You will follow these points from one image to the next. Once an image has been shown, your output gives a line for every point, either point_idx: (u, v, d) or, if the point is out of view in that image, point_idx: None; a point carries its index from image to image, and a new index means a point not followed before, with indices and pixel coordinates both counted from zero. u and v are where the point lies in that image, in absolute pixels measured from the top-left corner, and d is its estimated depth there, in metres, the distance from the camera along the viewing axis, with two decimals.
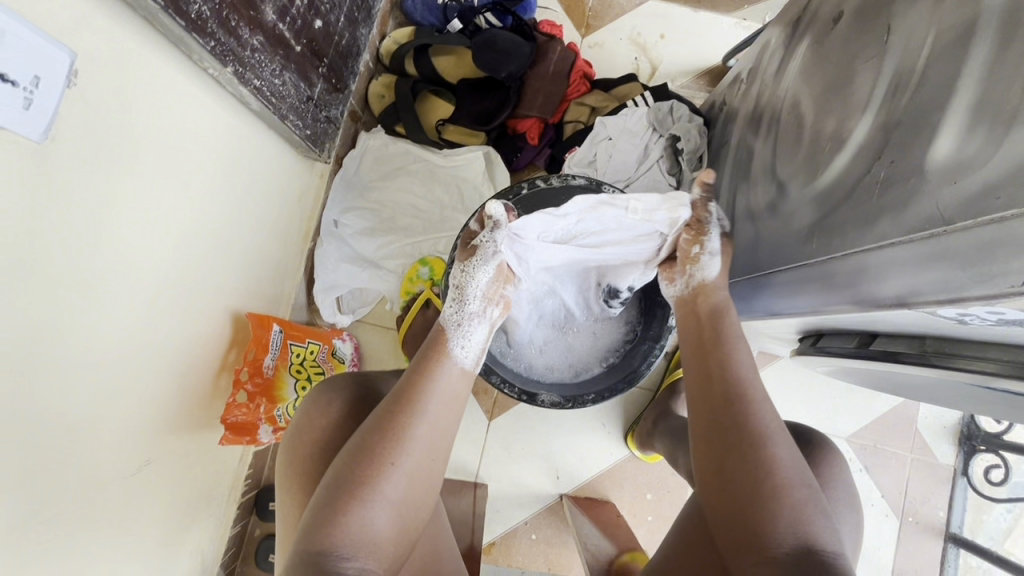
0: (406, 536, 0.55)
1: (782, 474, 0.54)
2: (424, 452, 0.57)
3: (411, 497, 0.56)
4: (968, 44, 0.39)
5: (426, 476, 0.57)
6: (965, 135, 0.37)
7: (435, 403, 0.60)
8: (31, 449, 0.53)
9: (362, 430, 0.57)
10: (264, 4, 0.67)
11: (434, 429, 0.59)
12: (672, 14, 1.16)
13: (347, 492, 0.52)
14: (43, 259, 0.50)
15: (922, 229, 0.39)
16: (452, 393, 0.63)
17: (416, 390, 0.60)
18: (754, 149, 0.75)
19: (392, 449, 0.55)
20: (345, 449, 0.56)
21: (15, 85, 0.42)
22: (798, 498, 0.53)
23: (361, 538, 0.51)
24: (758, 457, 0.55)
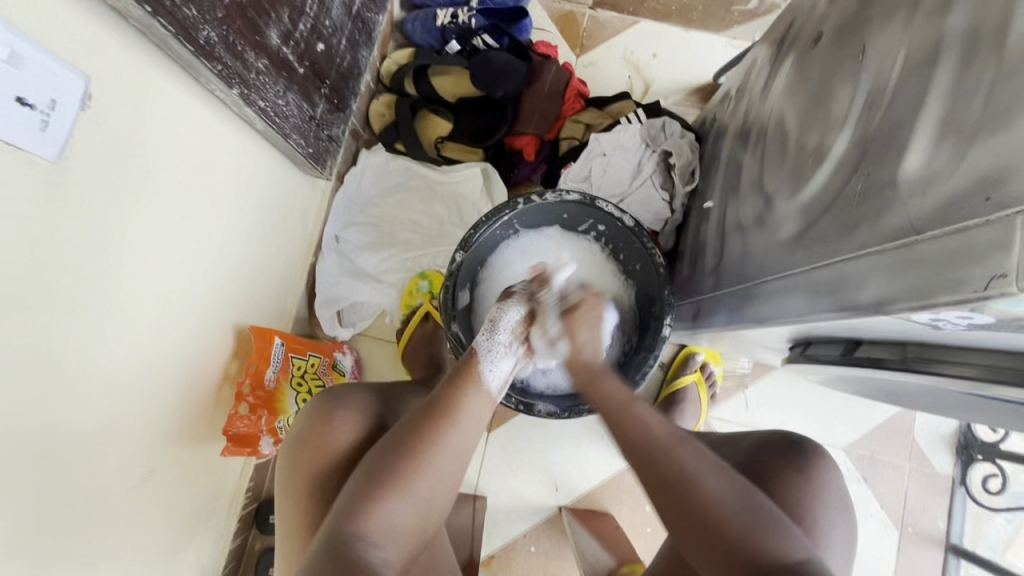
0: (426, 533, 0.57)
1: (731, 516, 0.53)
2: (457, 457, 0.58)
3: (435, 501, 0.57)
4: (935, 63, 0.41)
5: (453, 481, 0.58)
6: (933, 149, 0.39)
7: (474, 412, 0.60)
8: (38, 459, 0.54)
9: (400, 428, 0.58)
10: (269, 29, 0.70)
11: (468, 436, 0.59)
12: (664, 34, 1.19)
13: (380, 486, 0.54)
14: (55, 273, 0.52)
15: (895, 238, 0.41)
16: (490, 400, 0.63)
17: (462, 398, 0.60)
18: (743, 164, 0.77)
19: (429, 449, 0.56)
20: (382, 444, 0.58)
21: (33, 109, 0.44)
22: (765, 535, 0.52)
23: (387, 531, 0.53)
24: (701, 504, 0.53)
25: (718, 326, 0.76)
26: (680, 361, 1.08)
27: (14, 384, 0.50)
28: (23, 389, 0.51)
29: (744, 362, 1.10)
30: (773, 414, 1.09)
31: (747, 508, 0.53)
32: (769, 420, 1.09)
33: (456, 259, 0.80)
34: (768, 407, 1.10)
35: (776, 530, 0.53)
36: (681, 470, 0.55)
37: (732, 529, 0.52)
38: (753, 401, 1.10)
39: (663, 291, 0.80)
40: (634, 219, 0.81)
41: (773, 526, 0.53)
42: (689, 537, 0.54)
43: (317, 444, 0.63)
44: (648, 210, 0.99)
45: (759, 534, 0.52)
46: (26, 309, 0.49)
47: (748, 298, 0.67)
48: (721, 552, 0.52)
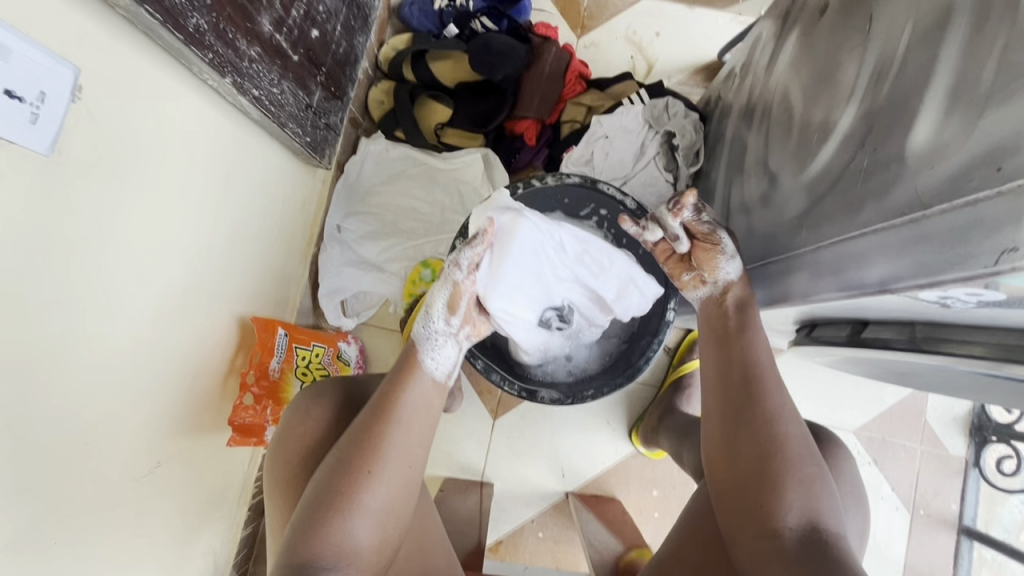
0: (386, 545, 0.57)
1: (793, 451, 0.55)
2: (402, 463, 0.58)
3: (394, 495, 0.57)
4: (946, 28, 0.39)
5: (405, 487, 0.58)
6: (942, 119, 0.37)
7: (410, 416, 0.60)
8: (45, 451, 0.55)
9: (340, 447, 0.58)
10: (260, 16, 0.68)
11: (409, 440, 0.60)
12: (667, 11, 1.16)
13: (326, 509, 0.54)
14: (51, 265, 0.51)
15: (902, 214, 0.39)
16: (427, 404, 0.63)
17: (396, 392, 0.62)
18: (748, 142, 0.75)
19: (370, 462, 0.56)
20: (324, 466, 0.57)
21: (21, 101, 0.44)
22: (807, 474, 0.54)
23: (341, 552, 0.53)
24: (768, 432, 0.56)
25: None
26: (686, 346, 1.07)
27: (17, 377, 0.50)
28: (27, 382, 0.51)
29: None
30: None
31: (806, 455, 0.55)
32: None
33: (456, 246, 0.80)
34: None
35: (819, 481, 0.54)
36: (772, 406, 0.58)
37: (781, 461, 0.55)
38: None
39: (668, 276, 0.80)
40: (635, 203, 0.81)
41: (818, 474, 0.54)
42: (735, 455, 0.58)
43: (287, 449, 0.64)
44: (653, 192, 0.97)
45: (805, 472, 0.54)
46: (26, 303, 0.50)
47: (752, 281, 0.66)
48: (755, 472, 0.55)
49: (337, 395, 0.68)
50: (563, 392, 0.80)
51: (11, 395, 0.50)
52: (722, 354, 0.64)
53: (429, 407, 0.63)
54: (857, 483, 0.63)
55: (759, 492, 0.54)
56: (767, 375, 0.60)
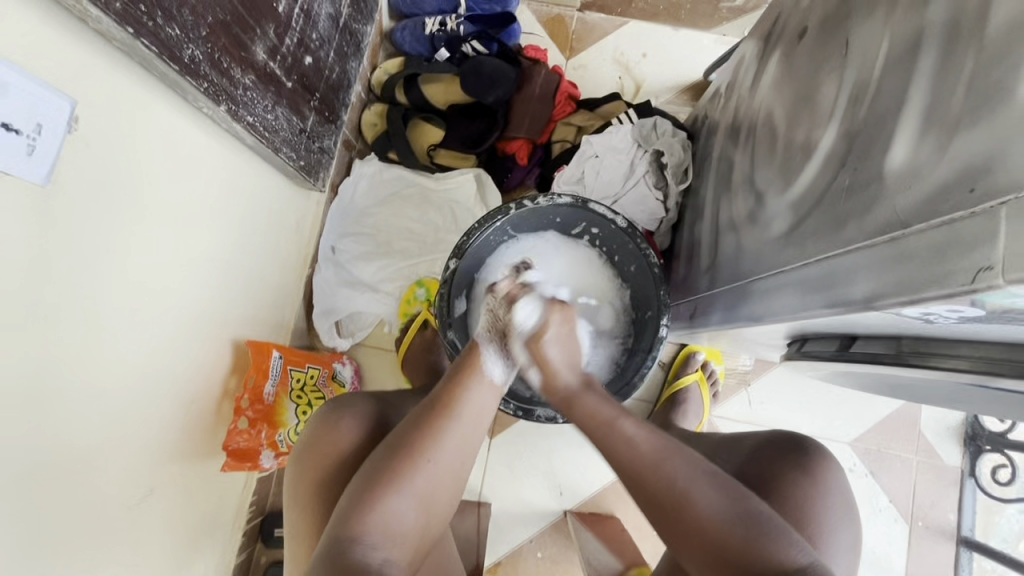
0: (425, 534, 0.56)
1: (668, 476, 0.55)
2: (455, 458, 0.58)
3: (443, 488, 0.57)
4: (917, 55, 0.40)
5: (453, 477, 0.58)
6: (917, 141, 0.39)
7: (473, 414, 0.60)
8: (38, 483, 0.54)
9: (396, 434, 0.58)
10: (254, 45, 0.70)
11: (466, 436, 0.59)
12: (653, 33, 1.19)
13: (380, 484, 0.53)
14: (46, 294, 0.52)
15: (884, 233, 0.40)
16: (483, 408, 0.62)
17: (459, 389, 0.61)
18: (734, 161, 0.77)
19: (427, 449, 0.56)
20: (379, 448, 0.57)
21: (19, 134, 0.45)
22: (744, 538, 0.51)
23: (389, 530, 0.52)
24: (681, 518, 0.53)
25: (714, 326, 0.76)
26: (680, 361, 1.07)
27: (11, 408, 0.50)
28: (21, 412, 0.51)
29: (745, 360, 1.09)
30: (776, 411, 1.09)
31: (707, 479, 0.54)
32: (773, 417, 1.08)
33: (449, 267, 0.80)
34: (771, 404, 1.09)
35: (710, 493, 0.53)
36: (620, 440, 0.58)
37: (714, 545, 0.51)
38: (755, 398, 1.09)
39: (660, 292, 0.80)
40: (627, 220, 0.81)
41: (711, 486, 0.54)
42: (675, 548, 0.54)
43: (320, 455, 0.63)
44: (643, 210, 0.98)
45: (737, 539, 0.51)
46: (20, 333, 0.49)
47: (741, 297, 0.66)
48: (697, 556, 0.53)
49: (368, 406, 0.69)
50: (560, 411, 0.79)
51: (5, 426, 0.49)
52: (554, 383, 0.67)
53: (489, 402, 0.63)
54: (846, 493, 0.64)
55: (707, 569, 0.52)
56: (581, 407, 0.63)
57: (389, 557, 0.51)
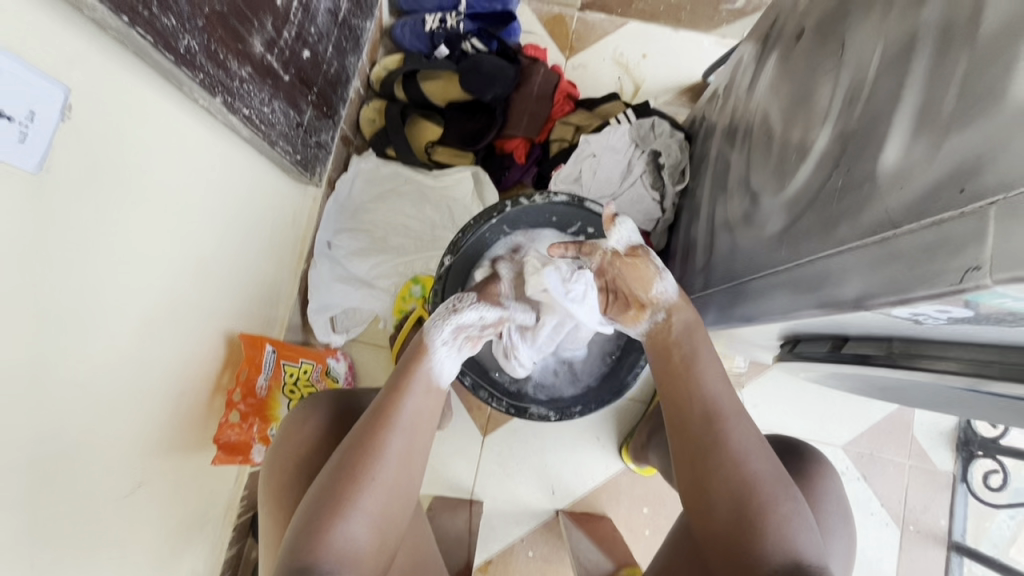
0: (384, 546, 0.56)
1: (767, 488, 0.56)
2: (401, 467, 0.58)
3: (392, 503, 0.57)
4: (911, 55, 0.40)
5: (399, 494, 0.57)
6: (910, 141, 0.39)
7: (414, 423, 0.60)
8: (24, 472, 0.54)
9: (338, 453, 0.57)
10: (251, 37, 0.69)
11: (409, 443, 0.59)
12: (653, 34, 1.19)
13: (327, 512, 0.53)
14: (35, 282, 0.51)
15: (874, 233, 0.40)
16: (424, 413, 0.61)
17: (398, 403, 0.60)
18: (730, 162, 0.77)
19: (367, 467, 0.55)
20: (323, 472, 0.56)
21: (10, 120, 0.44)
22: (786, 512, 0.54)
23: (341, 556, 0.52)
24: (740, 471, 0.57)
25: (710, 326, 0.75)
26: None
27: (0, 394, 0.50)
28: (11, 399, 0.51)
29: (740, 362, 1.10)
30: (770, 413, 1.09)
31: (782, 493, 0.55)
32: (767, 420, 1.08)
33: (444, 264, 0.80)
34: (765, 407, 1.09)
35: (794, 516, 0.54)
36: (735, 443, 0.58)
37: (762, 509, 0.54)
38: (749, 401, 1.09)
39: None
40: None
41: (795, 509, 0.55)
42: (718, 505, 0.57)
43: (286, 457, 0.64)
44: (639, 210, 0.98)
45: (781, 514, 0.54)
46: (9, 320, 0.49)
47: (735, 299, 0.66)
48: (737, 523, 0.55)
49: (330, 401, 0.69)
50: (552, 408, 0.78)
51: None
52: (689, 391, 0.63)
53: (430, 411, 0.62)
54: (837, 496, 0.63)
55: (740, 553, 0.54)
56: (728, 413, 0.61)
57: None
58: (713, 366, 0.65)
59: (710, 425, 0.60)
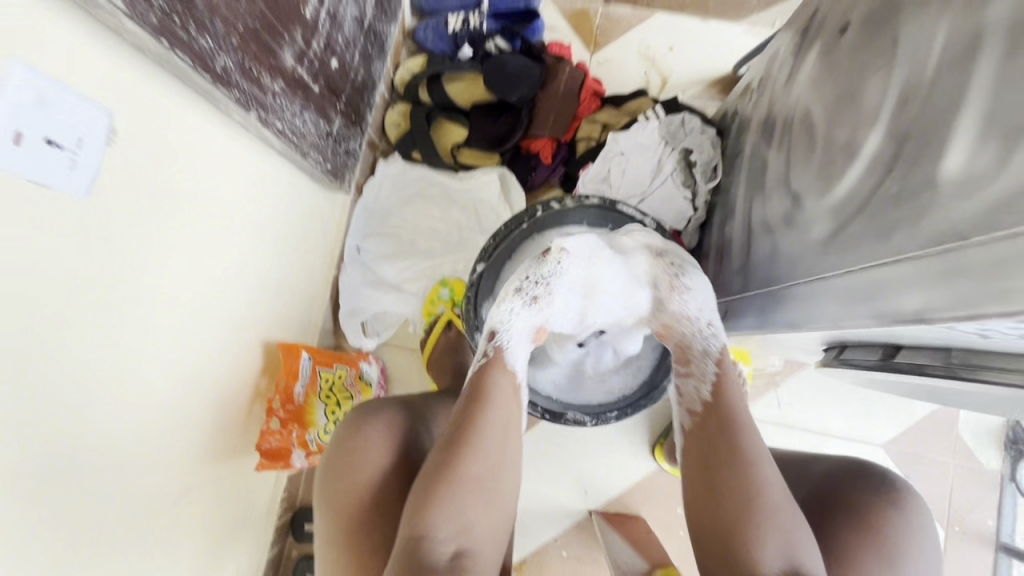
0: (498, 532, 0.61)
1: (769, 488, 0.58)
2: (501, 431, 0.64)
3: (499, 470, 0.63)
4: (976, 55, 0.38)
5: (505, 471, 0.63)
6: (977, 148, 0.37)
7: (506, 394, 0.67)
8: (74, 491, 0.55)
9: (443, 437, 0.63)
10: (283, 51, 0.69)
11: (504, 412, 0.66)
12: (680, 25, 1.16)
13: (438, 484, 0.58)
14: (88, 304, 0.53)
15: (938, 244, 0.39)
16: (516, 388, 0.70)
17: (479, 411, 0.64)
18: (768, 160, 0.75)
19: (475, 434, 0.62)
20: (432, 450, 0.62)
21: (59, 148, 0.46)
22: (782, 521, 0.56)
23: (452, 531, 0.56)
24: (750, 471, 0.59)
25: (749, 329, 0.74)
26: None
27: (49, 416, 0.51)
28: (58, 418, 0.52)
29: (774, 360, 1.08)
30: (805, 412, 1.07)
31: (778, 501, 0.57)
32: (803, 419, 1.07)
33: (477, 271, 0.81)
34: (802, 405, 1.07)
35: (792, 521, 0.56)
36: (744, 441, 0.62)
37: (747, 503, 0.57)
38: (785, 399, 1.08)
39: None
40: (655, 222, 0.81)
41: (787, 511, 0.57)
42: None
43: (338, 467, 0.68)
44: (670, 209, 0.97)
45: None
46: (53, 342, 0.50)
47: (779, 305, 0.65)
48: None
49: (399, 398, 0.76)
50: (589, 413, 0.78)
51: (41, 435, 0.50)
52: (705, 427, 0.65)
53: (511, 424, 0.66)
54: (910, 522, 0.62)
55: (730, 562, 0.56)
56: (753, 454, 0.60)
57: (451, 551, 0.55)
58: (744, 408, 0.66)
59: (730, 467, 0.60)
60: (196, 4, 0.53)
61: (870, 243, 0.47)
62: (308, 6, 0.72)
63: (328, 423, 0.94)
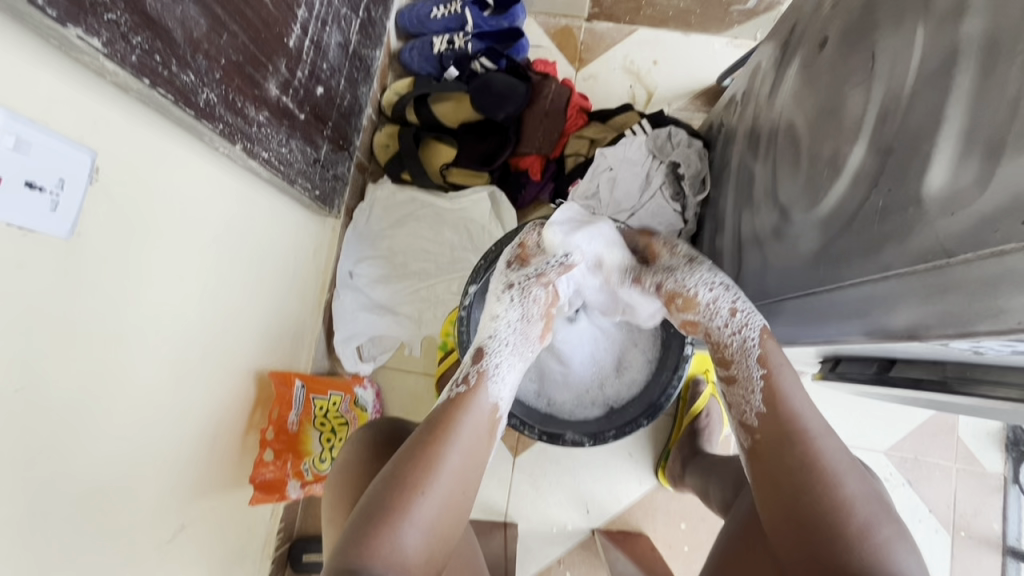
0: (431, 562, 0.56)
1: (861, 514, 0.52)
2: (457, 478, 0.59)
3: (449, 510, 0.58)
4: (954, 70, 0.39)
5: (456, 510, 0.59)
6: (958, 163, 0.37)
7: (470, 432, 0.61)
8: (57, 533, 0.54)
9: (393, 464, 0.58)
10: (267, 81, 0.70)
11: (468, 452, 0.61)
12: (663, 40, 1.17)
13: (377, 521, 0.54)
14: (69, 345, 0.52)
15: (925, 260, 0.39)
16: (484, 427, 0.63)
17: (438, 440, 0.60)
18: (755, 172, 0.75)
19: (426, 475, 0.57)
20: (377, 478, 0.58)
21: (41, 190, 0.45)
22: (887, 534, 0.52)
23: (388, 565, 0.52)
24: (835, 491, 0.54)
25: None
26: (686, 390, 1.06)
27: (30, 461, 0.50)
28: (38, 463, 0.51)
29: None
30: None
31: (879, 518, 0.53)
32: None
33: (469, 293, 0.79)
34: None
35: (893, 539, 0.52)
36: (830, 458, 0.55)
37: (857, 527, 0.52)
38: None
39: None
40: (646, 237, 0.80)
41: (890, 535, 0.52)
42: (797, 528, 0.54)
43: (346, 480, 0.68)
44: (661, 223, 0.96)
45: (854, 527, 0.52)
46: (34, 386, 0.49)
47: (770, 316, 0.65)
48: (824, 554, 0.51)
49: (393, 425, 0.75)
50: (587, 433, 0.76)
51: (23, 481, 0.49)
52: (772, 433, 0.58)
53: (475, 461, 0.61)
54: None
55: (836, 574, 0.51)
56: (829, 465, 0.55)
57: None
58: (815, 418, 0.59)
59: (818, 478, 0.54)
60: (177, 41, 0.54)
61: (859, 258, 0.47)
62: (291, 35, 0.72)
63: (323, 450, 0.95)
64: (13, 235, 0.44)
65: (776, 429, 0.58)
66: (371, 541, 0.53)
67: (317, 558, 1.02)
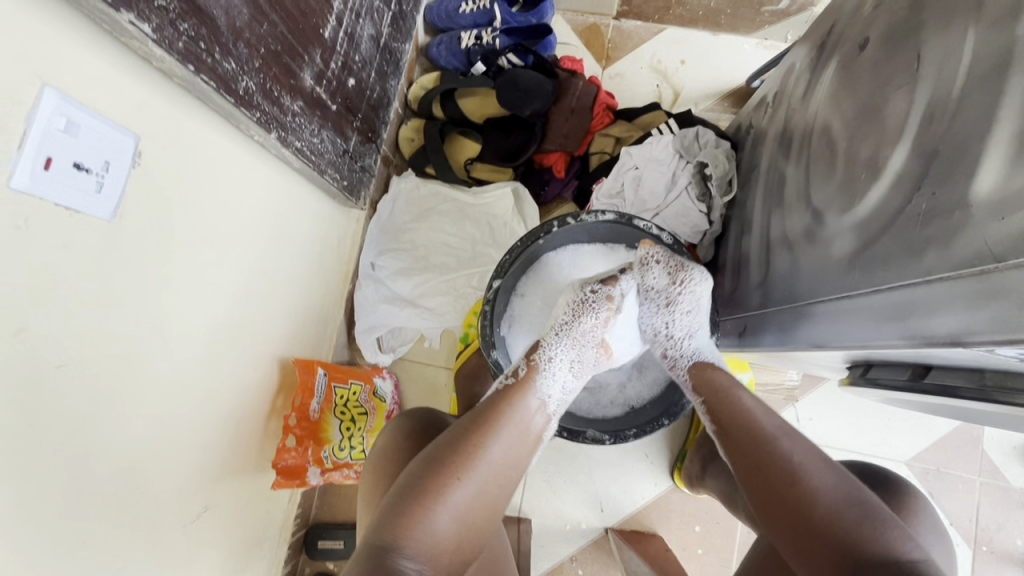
0: (461, 547, 0.57)
1: (828, 506, 0.53)
2: (497, 468, 0.60)
3: (485, 498, 0.59)
4: (1008, 72, 0.38)
5: (492, 499, 0.60)
6: (1011, 167, 0.36)
7: (513, 425, 0.63)
8: (89, 508, 0.55)
9: (436, 446, 0.60)
10: (303, 71, 0.70)
11: (509, 446, 0.62)
12: (691, 39, 1.17)
13: (416, 497, 0.55)
14: (106, 325, 0.53)
15: (972, 265, 0.38)
16: (528, 425, 0.65)
17: (481, 428, 0.61)
18: (786, 173, 0.74)
19: (468, 460, 0.58)
20: (418, 459, 0.60)
21: (87, 171, 0.46)
22: (857, 518, 0.51)
23: (421, 542, 0.53)
24: (801, 488, 0.55)
25: (769, 347, 0.73)
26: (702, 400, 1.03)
27: (65, 436, 0.51)
28: (73, 439, 0.52)
29: (792, 375, 1.07)
30: (824, 428, 1.05)
31: (856, 506, 0.53)
32: (822, 435, 1.05)
33: (493, 287, 0.79)
34: (821, 420, 1.05)
35: (874, 521, 0.51)
36: (786, 462, 0.57)
37: (825, 515, 0.52)
38: (803, 415, 1.06)
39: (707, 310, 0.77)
40: (672, 236, 0.79)
41: (869, 517, 0.51)
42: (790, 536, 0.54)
43: (378, 470, 0.70)
44: (686, 223, 0.97)
45: (853, 520, 0.51)
46: (72, 364, 0.50)
47: (798, 320, 0.64)
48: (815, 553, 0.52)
49: (420, 414, 0.76)
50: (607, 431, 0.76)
51: (59, 455, 0.51)
52: (734, 455, 0.62)
53: (516, 457, 0.62)
54: (920, 512, 0.62)
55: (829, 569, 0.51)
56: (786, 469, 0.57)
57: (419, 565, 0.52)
58: (751, 431, 0.62)
59: (782, 486, 0.56)
60: (220, 28, 0.54)
61: (899, 263, 0.46)
62: (327, 26, 0.73)
63: (343, 439, 0.96)
64: (59, 215, 0.45)
65: (737, 447, 0.61)
66: (409, 520, 0.54)
67: (332, 545, 1.03)
